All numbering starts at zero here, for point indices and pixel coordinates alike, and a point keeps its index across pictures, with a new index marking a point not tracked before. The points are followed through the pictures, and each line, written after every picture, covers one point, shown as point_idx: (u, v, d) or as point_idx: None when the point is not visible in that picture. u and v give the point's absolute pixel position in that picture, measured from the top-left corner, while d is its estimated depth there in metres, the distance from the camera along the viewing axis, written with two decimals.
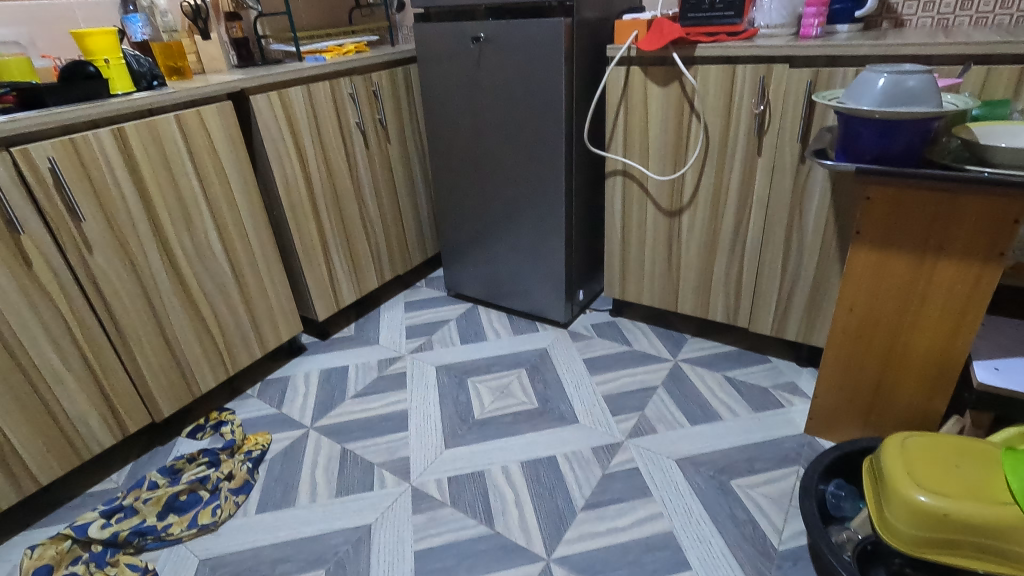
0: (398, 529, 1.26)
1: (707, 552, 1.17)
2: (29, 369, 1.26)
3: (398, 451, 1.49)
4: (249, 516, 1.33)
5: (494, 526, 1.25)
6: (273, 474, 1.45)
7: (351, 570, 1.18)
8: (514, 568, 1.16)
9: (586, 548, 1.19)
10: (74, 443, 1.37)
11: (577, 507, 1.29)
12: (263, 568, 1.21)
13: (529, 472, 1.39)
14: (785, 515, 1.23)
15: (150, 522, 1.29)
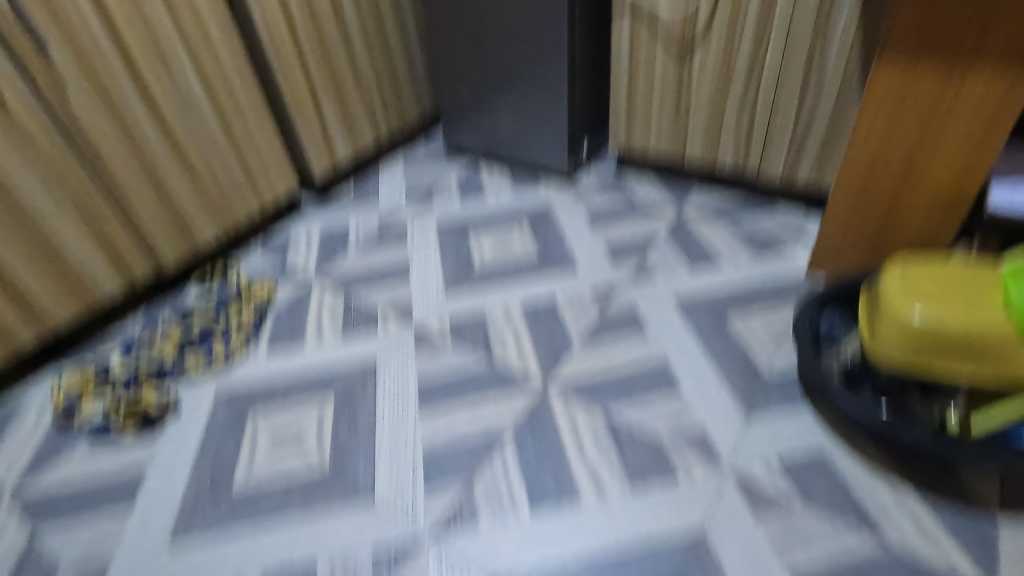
0: (402, 362, 1.32)
1: (698, 375, 1.21)
2: (23, 209, 1.29)
3: (400, 297, 1.52)
4: (261, 354, 1.39)
5: (494, 360, 1.30)
6: (281, 321, 1.49)
7: (359, 395, 1.25)
8: (513, 392, 1.22)
9: (581, 375, 1.24)
10: (83, 288, 1.43)
11: (574, 343, 1.32)
12: (277, 395, 1.28)
13: (529, 315, 1.41)
14: (777, 344, 1.26)
15: (168, 363, 1.38)
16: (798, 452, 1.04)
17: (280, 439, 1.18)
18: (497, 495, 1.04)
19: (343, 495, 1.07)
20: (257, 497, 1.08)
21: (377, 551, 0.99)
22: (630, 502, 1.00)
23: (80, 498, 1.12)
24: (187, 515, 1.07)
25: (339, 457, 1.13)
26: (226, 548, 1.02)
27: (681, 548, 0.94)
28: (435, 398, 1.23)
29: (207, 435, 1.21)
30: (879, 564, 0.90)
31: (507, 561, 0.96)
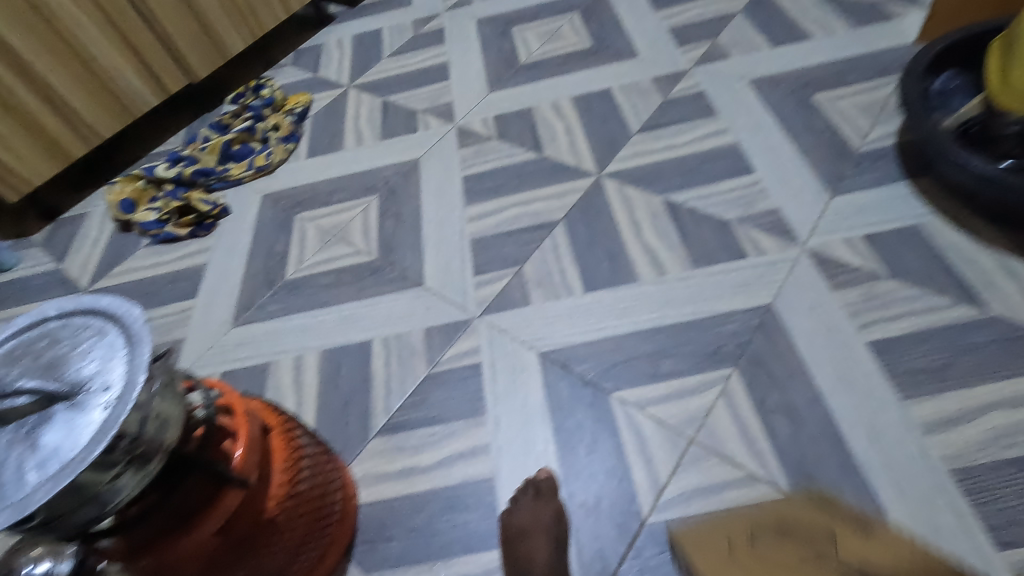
0: (446, 160, 1.23)
1: (776, 157, 1.07)
2: (43, 9, 1.19)
3: (440, 98, 1.39)
4: (302, 160, 1.34)
5: (542, 152, 1.20)
6: (319, 126, 1.41)
7: (402, 193, 1.20)
8: (563, 183, 1.12)
9: (640, 163, 1.12)
10: (117, 96, 1.36)
11: (631, 132, 1.18)
12: (320, 198, 1.24)
13: (580, 107, 1.26)
14: (874, 120, 1.08)
15: (213, 166, 1.33)
16: (888, 227, 0.93)
17: (327, 235, 1.16)
18: (548, 276, 0.99)
19: (392, 280, 1.06)
20: (309, 285, 1.09)
21: (428, 331, 0.97)
22: (692, 281, 0.93)
23: (149, 291, 1.16)
24: (247, 301, 1.09)
25: (387, 248, 1.11)
26: (282, 325, 1.04)
27: (749, 320, 0.87)
28: (482, 192, 1.15)
29: (257, 234, 1.20)
30: (976, 326, 0.80)
31: (561, 336, 0.91)
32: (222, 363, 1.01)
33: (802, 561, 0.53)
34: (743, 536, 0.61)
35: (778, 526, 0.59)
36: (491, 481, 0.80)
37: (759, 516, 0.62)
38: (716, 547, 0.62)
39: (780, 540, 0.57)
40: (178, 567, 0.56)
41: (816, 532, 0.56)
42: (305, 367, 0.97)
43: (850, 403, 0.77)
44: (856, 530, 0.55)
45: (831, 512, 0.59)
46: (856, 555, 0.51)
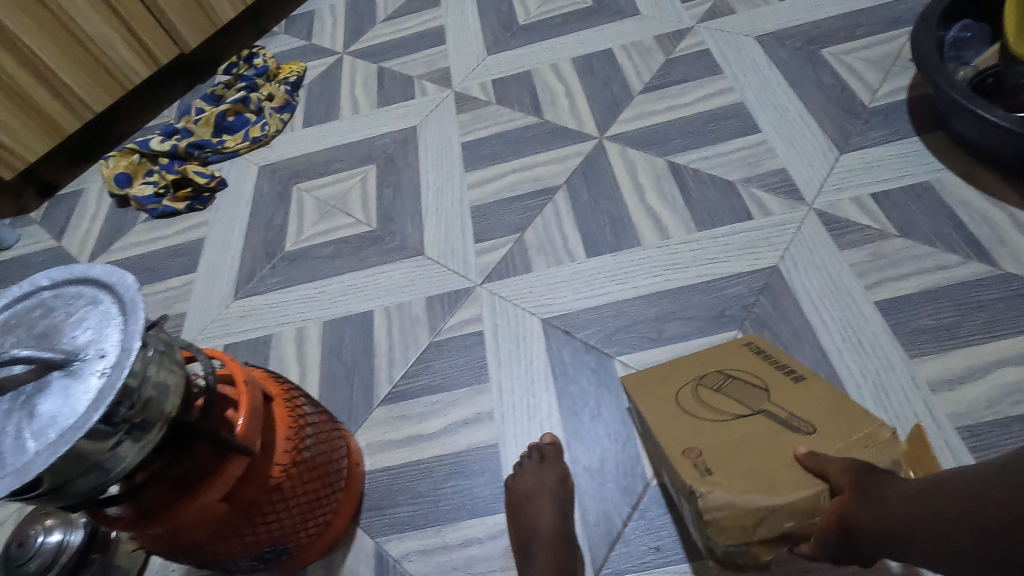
0: (444, 127, 1.21)
1: (782, 116, 1.04)
2: None
3: (437, 63, 1.35)
4: (297, 130, 1.32)
5: (542, 116, 1.17)
6: (314, 95, 1.38)
7: (400, 162, 1.18)
8: (564, 147, 1.10)
9: (643, 125, 1.09)
10: (107, 68, 1.33)
11: (633, 93, 1.15)
12: (317, 169, 1.22)
13: (581, 69, 1.23)
14: (884, 75, 1.05)
15: (208, 138, 1.31)
16: (897, 185, 0.90)
17: (326, 205, 1.15)
18: (549, 242, 0.98)
19: (392, 250, 1.04)
20: (309, 257, 1.08)
21: (430, 300, 0.96)
22: (697, 245, 0.92)
23: (148, 266, 1.15)
24: (248, 273, 1.09)
25: (386, 218, 1.09)
26: (284, 296, 1.04)
27: (754, 282, 0.86)
28: (481, 159, 1.13)
29: (255, 206, 1.19)
30: (986, 284, 0.79)
31: (563, 302, 0.91)
32: (224, 336, 1.01)
33: (750, 414, 0.57)
34: (687, 382, 0.63)
35: (721, 375, 0.62)
36: (496, 447, 0.80)
37: (702, 363, 0.64)
38: (660, 394, 0.62)
39: (724, 393, 0.60)
40: (187, 530, 0.56)
41: (757, 385, 0.60)
42: (308, 339, 0.97)
43: (857, 363, 0.76)
44: (795, 376, 0.60)
45: (769, 360, 0.63)
46: (796, 411, 0.57)
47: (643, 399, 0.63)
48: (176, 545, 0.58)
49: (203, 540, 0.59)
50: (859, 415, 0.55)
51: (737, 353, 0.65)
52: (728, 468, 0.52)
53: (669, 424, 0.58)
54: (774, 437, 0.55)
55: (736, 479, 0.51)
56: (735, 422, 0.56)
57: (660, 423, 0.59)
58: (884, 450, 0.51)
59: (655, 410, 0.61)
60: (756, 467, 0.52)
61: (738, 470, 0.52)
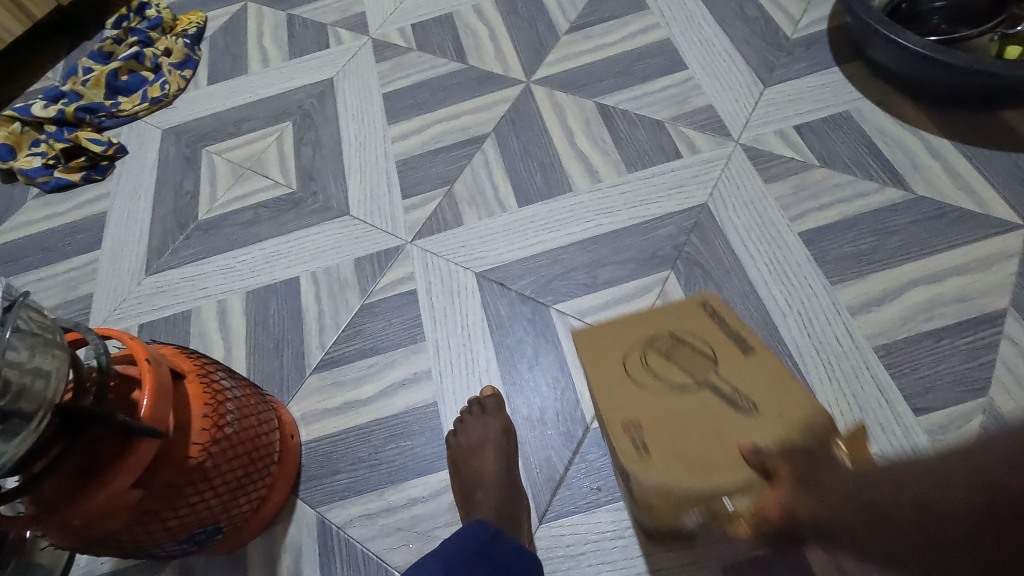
0: (363, 77, 1.13)
1: (708, 51, 1.02)
2: None
3: (351, 8, 1.25)
4: (202, 89, 1.20)
5: (467, 62, 1.11)
6: (218, 48, 1.26)
7: (318, 118, 1.10)
8: (490, 94, 1.05)
9: (570, 67, 1.05)
10: None
11: (560, 34, 1.10)
12: (228, 130, 1.13)
13: (505, 9, 1.16)
14: (805, 7, 1.04)
15: (100, 100, 1.17)
16: (819, 116, 0.91)
17: (240, 168, 1.07)
18: (479, 193, 0.95)
19: (316, 212, 0.99)
20: (225, 225, 1.01)
21: (358, 261, 0.92)
22: (629, 188, 0.90)
23: (46, 246, 1.05)
24: (160, 246, 1.01)
25: (307, 178, 1.03)
26: (200, 269, 0.97)
27: (684, 222, 0.86)
28: (404, 110, 1.07)
29: (161, 173, 1.09)
30: (900, 208, 0.81)
31: (496, 254, 0.88)
32: (138, 315, 0.94)
33: (695, 391, 0.47)
34: (628, 345, 0.51)
35: (671, 342, 0.50)
36: (435, 405, 0.79)
37: (650, 322, 0.52)
38: (600, 360, 0.51)
39: (670, 361, 0.49)
40: (99, 521, 0.52)
41: (705, 354, 0.49)
42: (230, 311, 0.91)
43: (782, 293, 0.78)
44: (746, 346, 0.49)
45: (720, 311, 0.51)
46: (742, 386, 0.47)
47: (591, 361, 0.51)
48: (89, 538, 0.54)
49: (120, 529, 0.55)
50: (807, 397, 0.45)
51: (687, 312, 0.52)
52: (660, 454, 0.45)
53: (608, 399, 0.48)
54: (717, 422, 0.45)
55: (671, 469, 0.44)
56: (677, 400, 0.47)
57: (604, 391, 0.49)
58: (828, 443, 0.43)
59: (591, 375, 0.50)
60: (700, 455, 0.44)
61: (676, 456, 0.44)
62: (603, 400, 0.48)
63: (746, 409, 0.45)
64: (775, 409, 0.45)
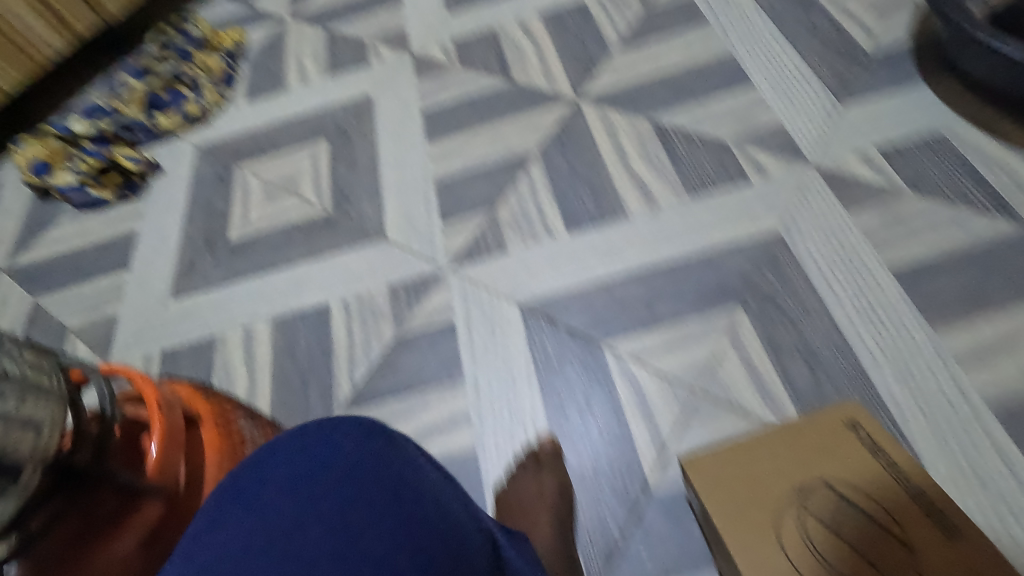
0: (402, 94, 1.08)
1: (776, 66, 0.94)
2: None
3: (391, 22, 1.20)
4: (239, 106, 1.17)
5: (511, 78, 1.04)
6: (256, 65, 1.23)
7: (355, 136, 1.05)
8: (536, 112, 0.99)
9: (623, 84, 0.98)
10: (13, 40, 1.13)
11: (611, 48, 1.03)
12: (263, 147, 1.09)
13: (552, 23, 1.10)
14: (885, 17, 0.95)
15: (137, 117, 1.15)
16: (905, 137, 0.82)
17: (274, 187, 1.02)
18: (524, 218, 0.87)
19: (349, 233, 0.93)
20: (256, 246, 0.96)
21: (393, 288, 0.85)
22: (690, 215, 0.82)
23: (77, 264, 1.02)
24: (189, 267, 0.96)
25: (341, 199, 0.97)
26: (228, 293, 0.92)
27: (759, 257, 0.77)
28: (444, 128, 1.01)
29: (193, 191, 1.06)
30: (1011, 243, 0.71)
31: (544, 284, 0.80)
32: (162, 339, 0.89)
33: None
34: (783, 503, 0.52)
35: (827, 497, 0.51)
36: (475, 454, 0.71)
37: (792, 469, 0.53)
38: (740, 508, 0.52)
39: (840, 538, 0.49)
40: None
41: (891, 535, 0.48)
42: (257, 339, 0.86)
43: (875, 339, 0.68)
44: (938, 514, 0.48)
45: (880, 443, 0.53)
46: None
47: (712, 500, 0.53)
48: None
49: None
50: None
51: (831, 438, 0.54)
52: None
53: None
54: None
55: None
56: None
57: (742, 548, 0.50)
58: None
59: (734, 532, 0.51)
60: None
61: None
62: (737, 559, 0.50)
63: None
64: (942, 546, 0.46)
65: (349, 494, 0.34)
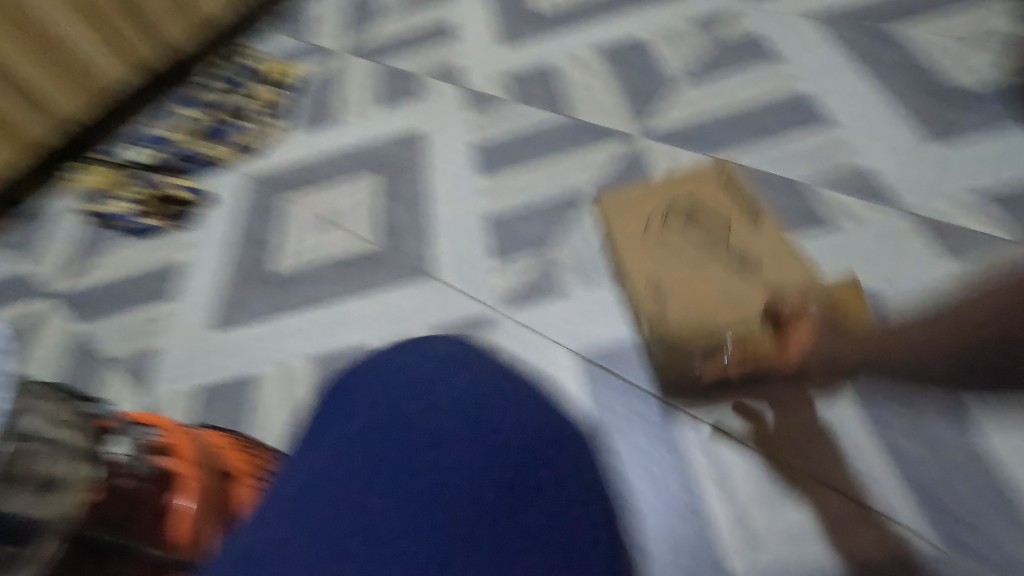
0: (454, 126, 1.05)
1: (856, 108, 0.88)
2: None
3: (445, 56, 1.18)
4: (290, 136, 1.16)
5: (568, 113, 1.00)
6: (309, 95, 1.22)
7: (406, 169, 1.02)
8: (595, 149, 0.94)
9: (688, 120, 0.93)
10: (79, 70, 1.13)
11: (674, 83, 0.99)
12: (313, 179, 1.07)
13: (612, 57, 1.06)
14: (972, 58, 0.89)
15: (191, 147, 1.15)
16: (999, 184, 0.78)
17: (322, 219, 0.99)
18: (586, 262, 0.83)
19: (397, 270, 0.89)
20: (301, 280, 0.92)
21: (441, 329, 0.82)
22: (769, 264, 0.75)
23: (121, 292, 1.00)
24: (231, 300, 0.93)
25: (390, 233, 0.94)
26: (272, 329, 0.88)
27: (846, 310, 0.70)
28: (498, 163, 0.97)
29: (241, 221, 1.04)
30: None
31: (604, 335, 0.77)
32: (202, 375, 0.86)
33: (709, 248, 0.78)
34: (657, 212, 0.83)
35: (685, 213, 0.82)
36: None
37: (667, 194, 0.84)
38: (634, 218, 0.83)
39: (690, 225, 0.81)
40: None
41: (725, 219, 0.80)
42: (299, 380, 0.82)
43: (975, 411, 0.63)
44: (754, 221, 0.79)
45: (738, 184, 0.84)
46: (751, 251, 0.77)
47: (616, 219, 0.83)
48: None
49: None
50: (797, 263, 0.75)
51: (700, 174, 0.86)
52: (670, 304, 0.75)
53: (631, 259, 0.79)
54: (728, 296, 0.74)
55: (678, 308, 0.74)
56: (704, 274, 0.76)
57: (627, 248, 0.80)
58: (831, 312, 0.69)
59: (622, 237, 0.82)
60: (702, 307, 0.74)
61: (680, 309, 0.74)
62: (624, 257, 0.80)
63: (731, 246, 0.78)
64: (800, 277, 0.74)
65: (490, 397, 0.39)
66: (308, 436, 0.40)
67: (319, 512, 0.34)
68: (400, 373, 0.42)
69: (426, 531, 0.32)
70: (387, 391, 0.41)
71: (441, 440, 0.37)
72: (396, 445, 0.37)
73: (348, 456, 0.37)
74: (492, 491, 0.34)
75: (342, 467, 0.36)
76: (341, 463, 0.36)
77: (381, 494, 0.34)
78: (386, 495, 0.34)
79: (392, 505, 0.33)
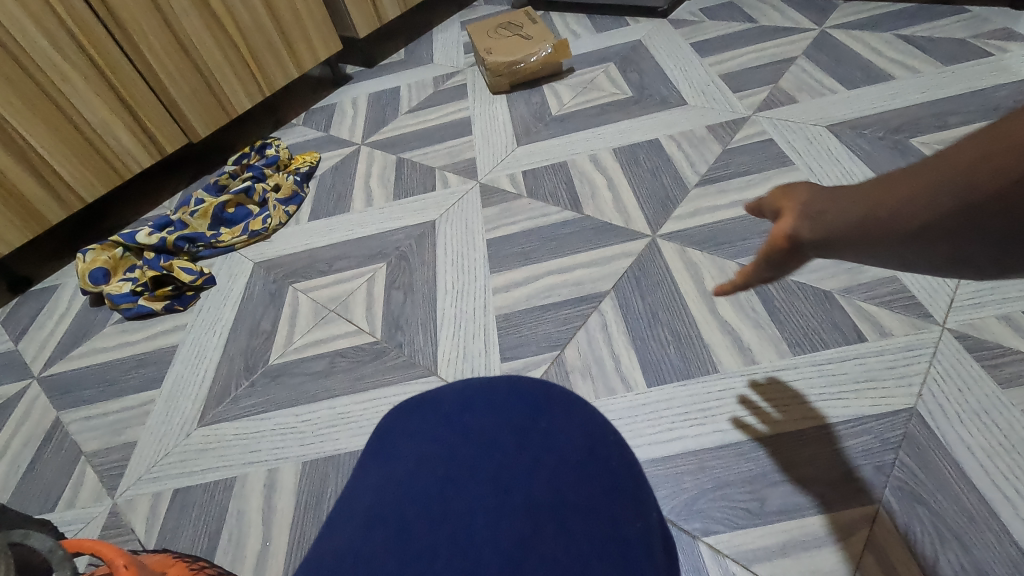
0: (467, 220, 1.05)
1: None
2: (32, 69, 1.03)
3: (461, 153, 1.20)
4: (302, 224, 1.16)
5: (581, 212, 1.00)
6: (325, 186, 1.23)
7: (415, 261, 1.00)
8: (610, 248, 0.92)
9: (705, 223, 0.91)
10: (105, 156, 1.17)
11: (690, 187, 0.98)
12: (319, 268, 1.05)
13: (626, 161, 1.07)
14: None
15: (203, 231, 1.15)
16: None
17: (324, 309, 0.96)
18: (596, 364, 0.77)
19: (397, 368, 0.84)
20: (295, 374, 0.87)
21: None
22: (793, 375, 0.70)
23: (111, 378, 0.95)
24: (221, 392, 0.88)
25: (393, 327, 0.90)
26: (259, 425, 0.82)
27: (886, 432, 0.63)
28: (509, 258, 0.95)
29: (243, 307, 1.01)
30: None
31: None
32: (177, 475, 0.79)
33: (516, 27, 1.37)
34: (494, 27, 1.40)
35: (507, 25, 1.40)
36: None
37: (500, 20, 1.42)
38: (481, 32, 1.40)
39: (506, 28, 1.39)
40: None
41: None
42: (279, 488, 0.74)
43: None
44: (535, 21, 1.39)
45: (531, 15, 1.43)
46: (534, 31, 1.35)
47: (473, 34, 1.40)
48: None
49: None
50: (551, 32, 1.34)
51: (512, 15, 1.44)
52: (499, 51, 1.30)
53: (481, 43, 1.35)
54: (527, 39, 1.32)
55: (503, 51, 1.30)
56: (512, 37, 1.35)
57: (479, 34, 1.39)
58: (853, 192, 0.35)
59: (477, 35, 1.39)
60: (514, 49, 1.30)
61: (506, 53, 1.29)
62: (474, 34, 1.39)
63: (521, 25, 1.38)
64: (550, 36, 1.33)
65: (540, 418, 0.40)
66: (374, 457, 0.40)
67: (394, 534, 0.34)
68: (459, 405, 0.42)
69: (502, 543, 0.33)
70: (444, 417, 0.41)
71: (503, 464, 0.37)
72: (458, 472, 0.37)
73: (413, 479, 0.37)
74: (554, 495, 0.35)
75: (412, 492, 0.37)
76: (407, 491, 0.37)
77: (457, 520, 0.35)
78: (460, 517, 0.35)
79: (468, 525, 0.34)
